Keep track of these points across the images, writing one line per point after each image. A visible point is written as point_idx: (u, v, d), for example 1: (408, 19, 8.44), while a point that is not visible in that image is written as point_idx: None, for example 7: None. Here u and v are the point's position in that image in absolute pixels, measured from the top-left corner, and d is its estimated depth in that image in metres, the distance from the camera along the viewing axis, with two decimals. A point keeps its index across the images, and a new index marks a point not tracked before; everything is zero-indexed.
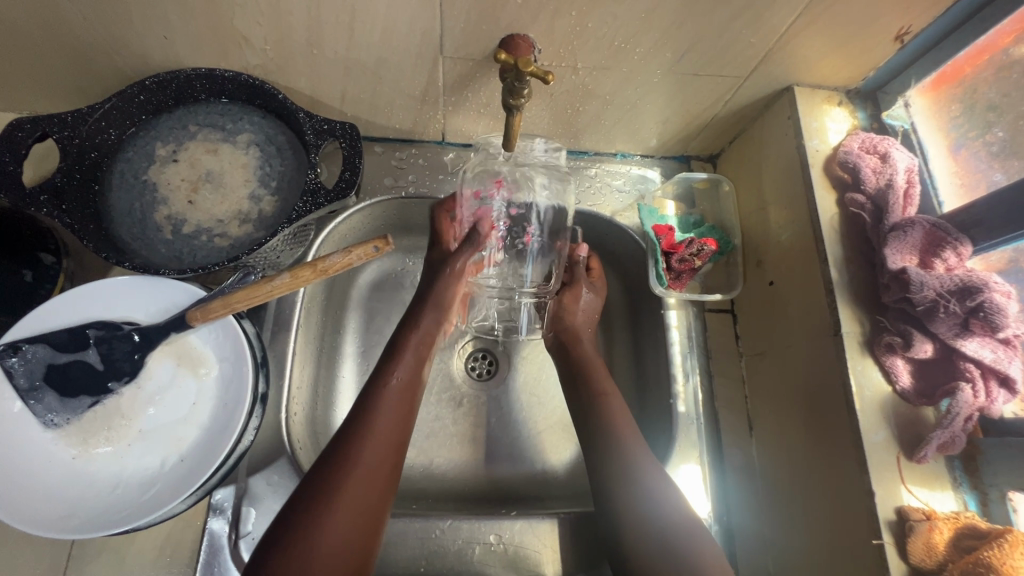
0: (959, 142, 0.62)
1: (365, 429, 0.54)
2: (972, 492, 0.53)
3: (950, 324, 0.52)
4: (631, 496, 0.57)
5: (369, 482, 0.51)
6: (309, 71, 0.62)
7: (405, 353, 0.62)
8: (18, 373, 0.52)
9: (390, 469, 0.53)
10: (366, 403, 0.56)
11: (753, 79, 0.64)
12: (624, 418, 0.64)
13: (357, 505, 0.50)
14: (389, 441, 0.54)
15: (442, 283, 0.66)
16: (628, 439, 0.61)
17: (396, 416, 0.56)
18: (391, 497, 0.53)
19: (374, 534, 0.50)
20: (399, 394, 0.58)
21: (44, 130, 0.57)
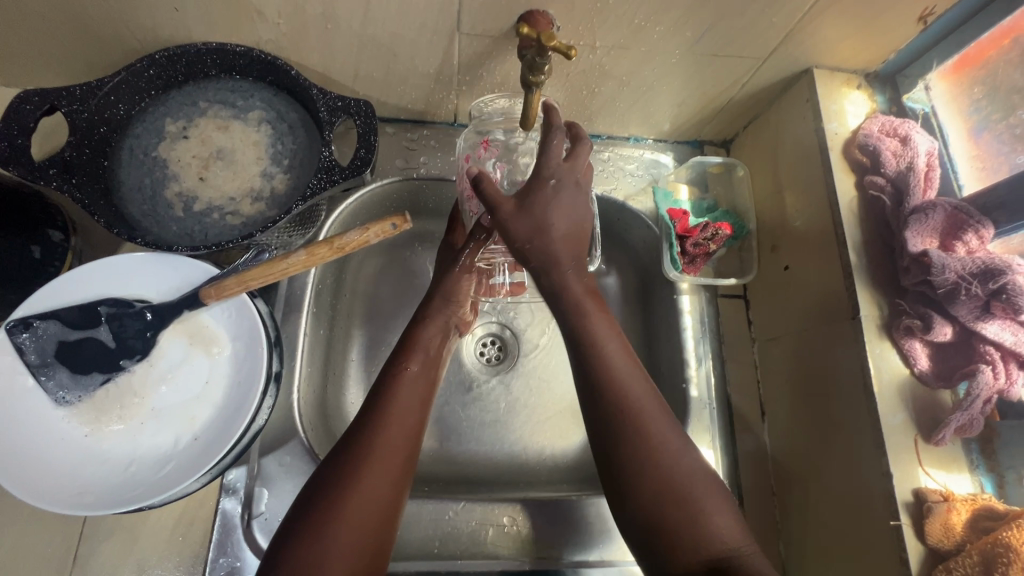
0: (980, 126, 0.62)
1: (383, 411, 0.53)
2: (988, 475, 0.53)
3: (972, 306, 0.52)
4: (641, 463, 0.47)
5: (381, 471, 0.49)
6: (323, 48, 0.61)
7: (419, 344, 0.61)
8: (29, 349, 0.51)
9: (404, 458, 0.52)
10: (384, 389, 0.56)
11: (772, 60, 0.64)
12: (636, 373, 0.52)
13: (369, 495, 0.48)
14: (407, 423, 0.54)
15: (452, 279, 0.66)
16: (652, 418, 0.49)
17: (413, 401, 0.56)
18: (407, 488, 0.52)
19: (389, 525, 0.48)
20: (413, 384, 0.57)
21: (52, 103, 0.55)
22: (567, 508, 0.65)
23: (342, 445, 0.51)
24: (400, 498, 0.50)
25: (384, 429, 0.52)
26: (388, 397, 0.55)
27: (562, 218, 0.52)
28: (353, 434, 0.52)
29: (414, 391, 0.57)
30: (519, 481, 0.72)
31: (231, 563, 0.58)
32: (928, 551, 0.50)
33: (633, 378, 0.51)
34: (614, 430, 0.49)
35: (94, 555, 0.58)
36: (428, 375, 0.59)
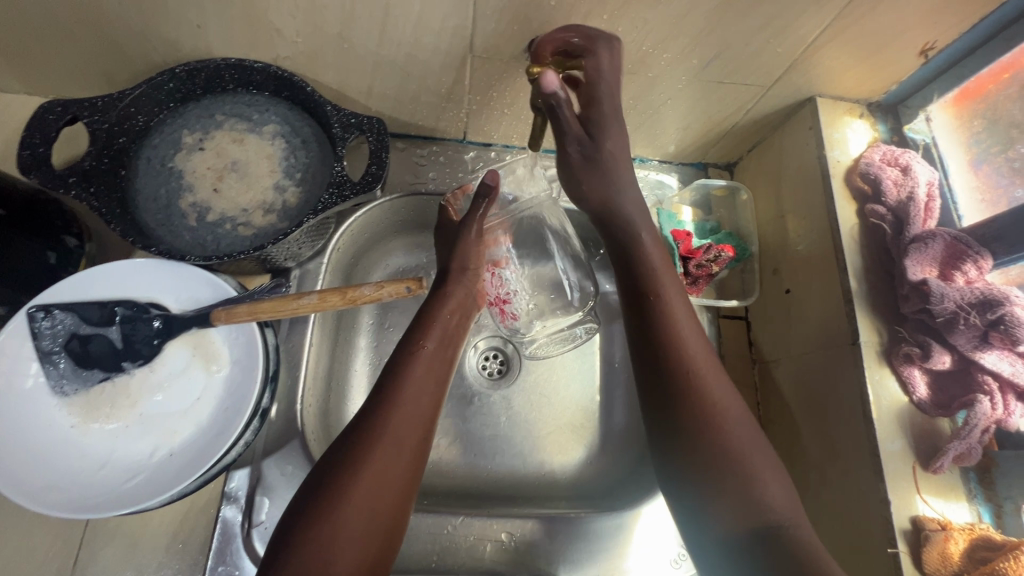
0: (980, 157, 0.63)
1: (394, 397, 0.54)
2: (986, 504, 0.53)
3: (970, 336, 0.52)
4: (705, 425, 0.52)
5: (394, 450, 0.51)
6: (337, 66, 0.63)
7: (436, 322, 0.62)
8: (43, 334, 0.53)
9: (419, 438, 0.53)
10: (399, 365, 0.57)
11: (777, 88, 0.65)
12: (699, 339, 0.56)
13: (383, 473, 0.49)
14: (417, 413, 0.54)
15: (464, 247, 0.67)
16: (708, 383, 0.54)
17: (428, 379, 0.57)
18: (422, 470, 0.53)
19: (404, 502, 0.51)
20: (432, 357, 0.59)
21: (74, 114, 0.57)
22: (569, 524, 0.66)
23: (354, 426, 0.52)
24: (413, 485, 0.52)
25: (395, 416, 0.53)
26: (400, 383, 0.55)
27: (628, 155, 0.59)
28: (362, 421, 0.52)
29: (429, 372, 0.57)
30: (517, 498, 0.72)
31: (231, 572, 0.58)
32: None
33: (689, 334, 0.56)
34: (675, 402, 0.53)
35: (93, 561, 0.58)
36: (442, 355, 0.60)
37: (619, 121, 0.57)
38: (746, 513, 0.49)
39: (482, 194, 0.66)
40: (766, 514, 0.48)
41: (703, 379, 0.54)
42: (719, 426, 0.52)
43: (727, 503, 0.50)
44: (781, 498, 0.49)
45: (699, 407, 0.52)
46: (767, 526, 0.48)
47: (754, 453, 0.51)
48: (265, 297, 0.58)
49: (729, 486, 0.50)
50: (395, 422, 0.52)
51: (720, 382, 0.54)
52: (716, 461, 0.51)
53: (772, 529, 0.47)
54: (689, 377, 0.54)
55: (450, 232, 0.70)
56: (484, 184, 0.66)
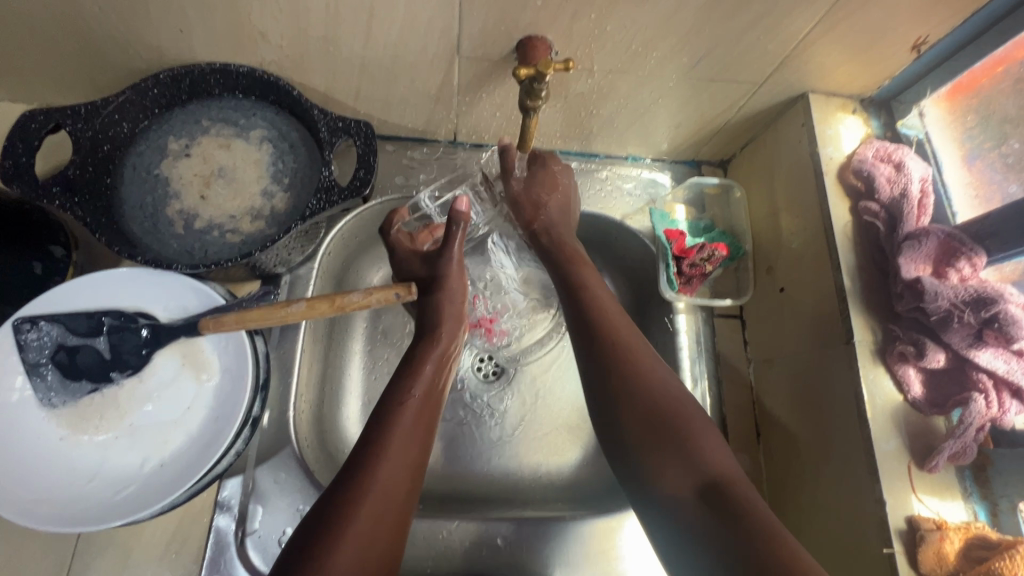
0: (974, 153, 0.62)
1: (383, 445, 0.51)
2: (982, 503, 0.53)
3: (964, 334, 0.52)
4: (643, 396, 0.54)
5: (382, 504, 0.48)
6: (324, 68, 0.62)
7: (426, 361, 0.61)
8: (29, 346, 0.52)
9: (408, 489, 0.51)
10: (386, 412, 0.55)
11: (768, 85, 0.64)
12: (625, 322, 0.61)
13: (370, 527, 0.46)
14: (407, 463, 0.52)
15: (449, 280, 0.68)
16: (642, 360, 0.57)
17: (417, 429, 0.55)
18: (407, 525, 0.50)
19: (391, 562, 0.47)
20: (420, 406, 0.57)
21: (57, 121, 0.56)
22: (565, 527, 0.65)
23: (339, 477, 0.49)
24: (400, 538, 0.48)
25: (383, 467, 0.50)
26: (388, 430, 0.53)
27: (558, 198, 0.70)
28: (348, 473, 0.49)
29: (418, 422, 0.55)
30: (514, 500, 0.72)
31: None
32: None
33: (620, 319, 0.61)
34: (612, 376, 0.56)
35: (87, 572, 0.58)
36: (429, 405, 0.58)
37: (546, 189, 0.70)
38: (689, 474, 0.49)
39: (456, 223, 0.68)
40: (706, 467, 0.49)
41: (639, 354, 0.57)
42: (650, 390, 0.54)
43: (670, 468, 0.50)
44: (719, 457, 0.50)
45: (631, 380, 0.55)
46: (707, 483, 0.48)
47: (689, 414, 0.53)
48: (253, 305, 0.57)
49: (666, 450, 0.51)
50: (383, 474, 0.49)
51: (649, 354, 0.58)
52: (650, 426, 0.52)
53: (714, 484, 0.47)
54: (626, 358, 0.57)
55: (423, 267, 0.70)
56: (456, 212, 0.67)
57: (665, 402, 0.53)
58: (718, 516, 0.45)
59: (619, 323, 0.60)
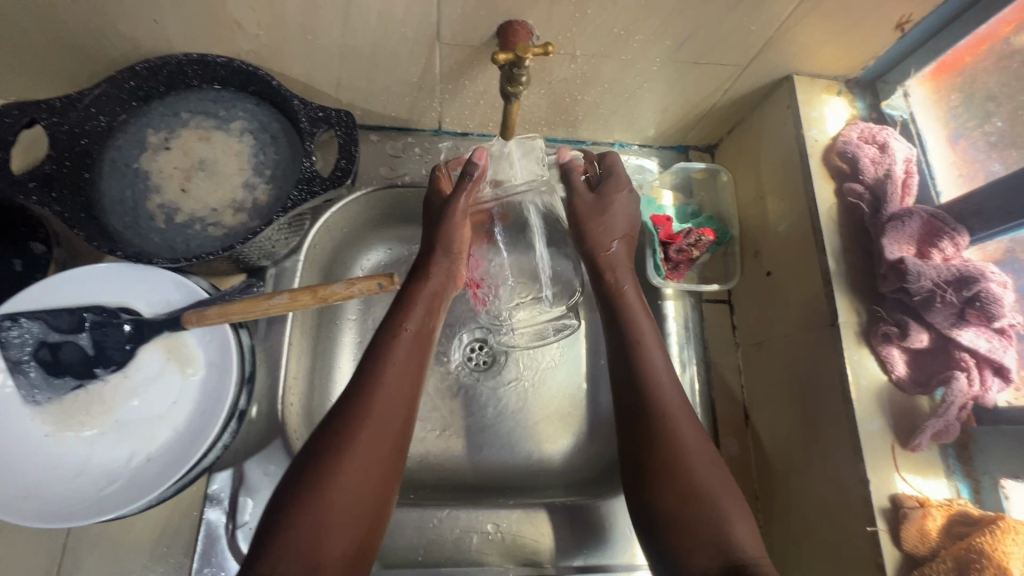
0: (958, 132, 0.62)
1: (376, 378, 0.54)
2: (964, 480, 0.54)
3: (947, 314, 0.52)
4: (683, 470, 0.54)
5: (378, 434, 0.51)
6: (303, 57, 0.61)
7: (417, 303, 0.61)
8: (13, 343, 0.52)
9: (402, 421, 0.53)
10: (380, 345, 0.57)
11: (753, 67, 0.64)
12: (670, 377, 0.60)
13: (365, 458, 0.49)
14: (401, 395, 0.54)
15: (448, 228, 0.64)
16: (683, 426, 0.56)
17: (409, 363, 0.56)
18: (402, 463, 0.53)
19: (387, 490, 0.51)
20: (412, 340, 0.58)
21: (32, 116, 0.55)
22: (555, 513, 0.66)
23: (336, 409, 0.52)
24: (398, 468, 0.52)
25: (377, 396, 0.53)
26: (382, 361, 0.55)
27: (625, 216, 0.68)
28: (348, 399, 0.52)
29: (410, 356, 0.57)
30: (506, 488, 0.73)
31: (216, 573, 0.58)
32: (904, 556, 0.51)
33: (663, 369, 0.60)
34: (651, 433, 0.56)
35: (78, 566, 0.58)
36: (424, 335, 0.60)
37: (598, 208, 0.68)
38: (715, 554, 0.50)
39: (469, 174, 0.64)
40: (733, 551, 0.49)
41: (678, 418, 0.57)
42: (687, 469, 0.54)
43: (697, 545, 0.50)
44: (745, 536, 0.51)
45: (671, 456, 0.54)
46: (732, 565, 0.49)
47: (724, 494, 0.53)
48: (235, 298, 0.56)
49: (695, 532, 0.51)
50: (381, 400, 0.53)
51: (690, 420, 0.57)
52: (684, 507, 0.52)
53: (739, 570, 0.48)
54: (666, 420, 0.56)
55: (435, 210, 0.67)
56: (472, 166, 0.64)
57: (702, 489, 0.53)
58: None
59: (668, 392, 0.58)
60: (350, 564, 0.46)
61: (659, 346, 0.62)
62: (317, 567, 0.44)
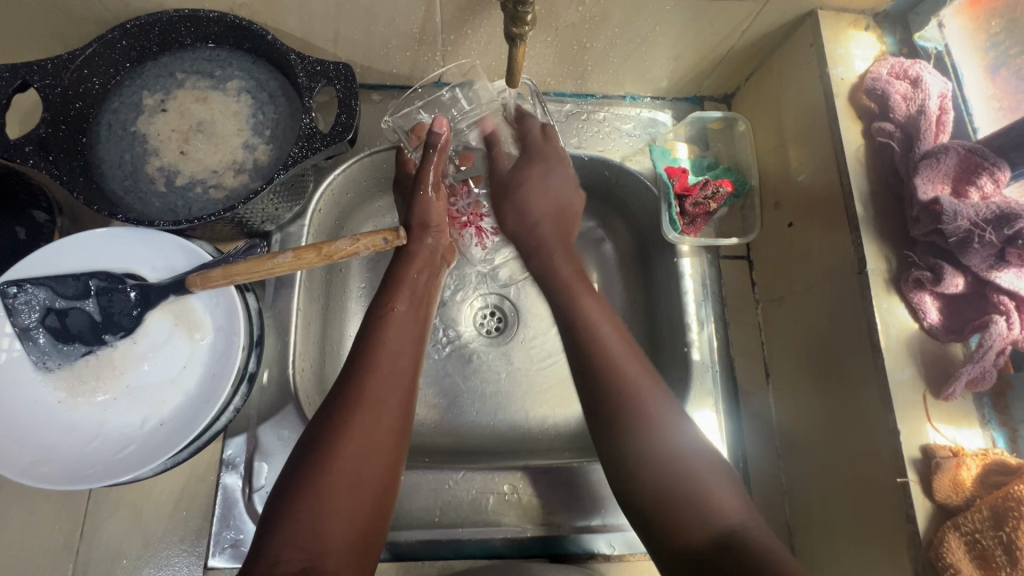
0: (998, 63, 0.58)
1: (371, 358, 0.53)
2: (1000, 429, 0.51)
3: (985, 255, 0.49)
4: (654, 439, 0.50)
5: (376, 413, 0.50)
6: (298, 9, 0.58)
7: (403, 285, 0.61)
8: (20, 309, 0.52)
9: (403, 399, 0.53)
10: (371, 328, 0.57)
11: (773, 3, 0.60)
12: (621, 344, 0.56)
13: (367, 438, 0.48)
14: (398, 370, 0.54)
15: (421, 203, 0.63)
16: (649, 394, 0.53)
17: (403, 341, 0.56)
18: (405, 444, 0.52)
19: (394, 470, 0.49)
20: (405, 320, 0.58)
21: (24, 78, 0.53)
22: (571, 474, 0.65)
23: (333, 393, 0.51)
24: (401, 447, 0.51)
25: (375, 373, 0.52)
26: (377, 340, 0.55)
27: (548, 199, 0.66)
28: (343, 382, 0.52)
29: (403, 333, 0.57)
30: (521, 451, 0.72)
31: (235, 536, 0.58)
32: (936, 507, 0.49)
33: (607, 332, 0.57)
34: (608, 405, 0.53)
35: (99, 531, 0.59)
36: (414, 317, 0.59)
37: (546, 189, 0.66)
38: (705, 524, 0.46)
39: (434, 145, 0.61)
40: (721, 518, 0.46)
41: (643, 387, 0.53)
42: (658, 435, 0.51)
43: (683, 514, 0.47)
44: (732, 504, 0.47)
45: (642, 428, 0.51)
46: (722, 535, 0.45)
47: (697, 462, 0.50)
48: (240, 259, 0.55)
49: (681, 509, 0.47)
50: (376, 383, 0.52)
51: (650, 383, 0.53)
52: (658, 477, 0.49)
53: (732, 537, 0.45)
54: (619, 382, 0.53)
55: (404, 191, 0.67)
56: (435, 136, 0.61)
57: (674, 456, 0.50)
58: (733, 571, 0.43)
59: (628, 367, 0.54)
60: (353, 551, 0.44)
61: (598, 307, 0.59)
62: (320, 555, 0.42)
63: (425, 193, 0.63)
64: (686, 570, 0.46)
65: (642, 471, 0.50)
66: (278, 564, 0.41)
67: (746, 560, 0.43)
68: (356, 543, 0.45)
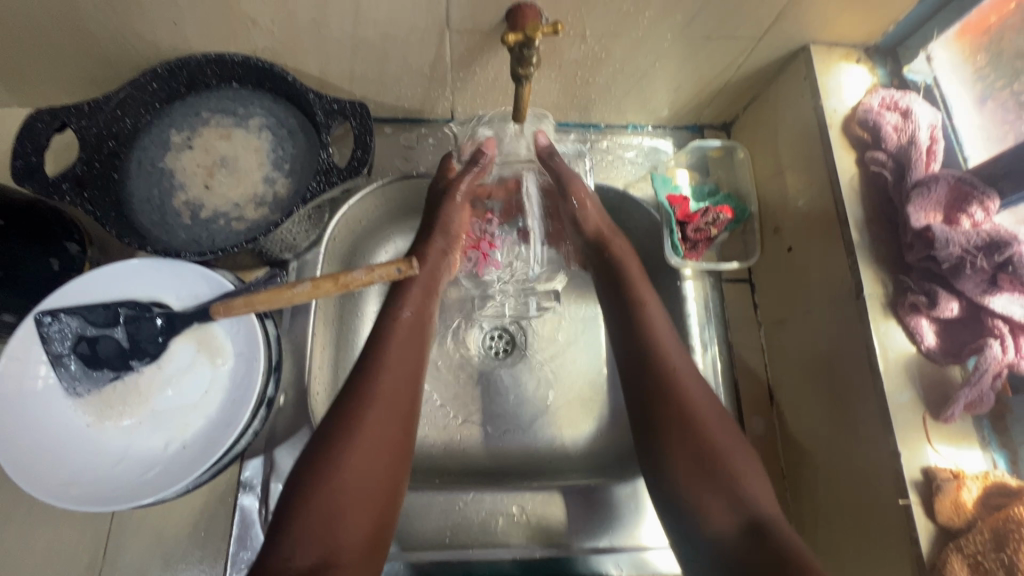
0: (986, 94, 0.60)
1: (379, 362, 0.56)
2: (1001, 451, 0.52)
3: (978, 280, 0.51)
4: (692, 426, 0.55)
5: (385, 417, 0.53)
6: (316, 51, 0.62)
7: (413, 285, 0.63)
8: (54, 338, 0.55)
9: (409, 402, 0.55)
10: (380, 330, 0.59)
11: (767, 39, 0.63)
12: (672, 335, 0.62)
13: (376, 441, 0.51)
14: (406, 373, 0.56)
15: (448, 210, 0.70)
16: (691, 385, 0.58)
17: (410, 345, 0.59)
18: (411, 444, 0.54)
19: (400, 471, 0.52)
20: (412, 323, 0.61)
21: (62, 121, 0.57)
22: (578, 497, 0.66)
23: (343, 394, 0.54)
24: (408, 449, 0.54)
25: (382, 377, 0.54)
26: (385, 343, 0.57)
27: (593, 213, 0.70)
28: (353, 384, 0.54)
29: (410, 335, 0.59)
30: (529, 473, 0.73)
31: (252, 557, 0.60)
32: (939, 529, 0.49)
33: (662, 326, 0.62)
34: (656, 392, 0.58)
35: (121, 551, 0.61)
36: (421, 322, 0.62)
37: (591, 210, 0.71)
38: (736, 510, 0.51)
39: (477, 160, 0.72)
40: (752, 508, 0.51)
41: (686, 376, 0.58)
42: (706, 427, 0.55)
43: (716, 501, 0.52)
44: (764, 497, 0.52)
45: (685, 416, 0.56)
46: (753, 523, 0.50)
47: (736, 457, 0.54)
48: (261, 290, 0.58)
49: (714, 490, 0.52)
50: (383, 387, 0.54)
51: (694, 375, 0.59)
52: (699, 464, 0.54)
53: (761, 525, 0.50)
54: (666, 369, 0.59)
55: (434, 195, 0.73)
56: (483, 155, 0.72)
57: (708, 438, 0.55)
58: (761, 557, 0.47)
59: (678, 357, 0.60)
60: (362, 549, 0.48)
61: (653, 296, 0.65)
62: (331, 551, 0.46)
63: (454, 199, 0.70)
64: (716, 550, 0.51)
65: (679, 451, 0.55)
66: (291, 559, 0.45)
67: (775, 544, 0.48)
68: (365, 541, 0.48)
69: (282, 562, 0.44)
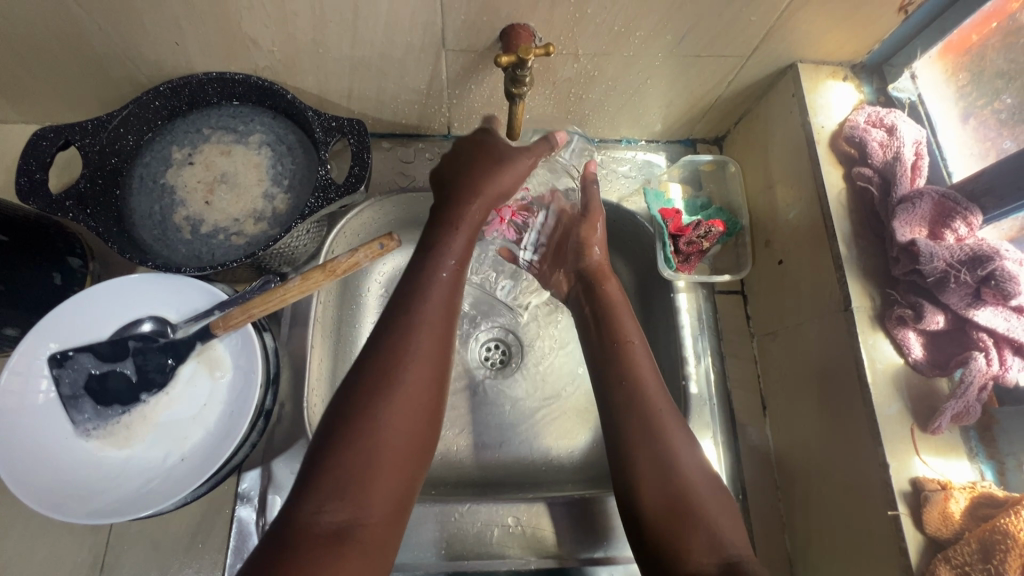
0: (967, 111, 0.62)
1: (417, 312, 0.52)
2: (988, 462, 0.53)
3: (962, 294, 0.52)
4: (671, 460, 0.53)
5: (422, 373, 0.50)
6: (316, 70, 0.64)
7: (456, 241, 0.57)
8: (65, 381, 0.57)
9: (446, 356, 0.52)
10: (417, 278, 0.55)
11: (756, 57, 0.64)
12: (648, 363, 0.59)
13: (413, 398, 0.48)
14: (446, 326, 0.53)
15: (519, 162, 0.60)
16: (666, 417, 0.55)
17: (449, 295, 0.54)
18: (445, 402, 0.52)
19: (433, 431, 0.49)
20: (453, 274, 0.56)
21: (66, 138, 0.58)
22: (574, 507, 0.67)
23: (377, 340, 0.51)
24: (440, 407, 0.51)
25: (421, 327, 0.51)
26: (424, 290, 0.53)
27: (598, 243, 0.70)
28: (387, 333, 0.51)
29: (449, 287, 0.55)
30: (525, 483, 0.73)
31: None
32: (927, 540, 0.50)
33: (641, 354, 0.60)
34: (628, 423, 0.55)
35: (118, 563, 0.61)
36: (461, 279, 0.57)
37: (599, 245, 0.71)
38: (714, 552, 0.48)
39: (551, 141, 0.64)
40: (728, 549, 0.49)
41: (662, 407, 0.56)
42: (681, 462, 0.53)
43: (696, 539, 0.49)
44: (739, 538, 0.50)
45: (660, 450, 0.53)
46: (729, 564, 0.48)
47: (712, 496, 0.52)
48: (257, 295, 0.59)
49: (692, 529, 0.49)
50: (422, 342, 0.51)
51: (669, 407, 0.56)
52: (676, 501, 0.51)
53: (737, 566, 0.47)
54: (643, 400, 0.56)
55: (491, 139, 0.62)
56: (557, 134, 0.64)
57: (685, 473, 0.52)
58: None
59: (653, 388, 0.57)
60: (392, 510, 0.46)
61: (630, 321, 0.64)
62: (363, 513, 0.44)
63: (528, 156, 0.61)
64: None
65: (654, 486, 0.52)
66: (322, 513, 0.43)
67: None
68: (395, 505, 0.46)
69: (311, 516, 0.43)
